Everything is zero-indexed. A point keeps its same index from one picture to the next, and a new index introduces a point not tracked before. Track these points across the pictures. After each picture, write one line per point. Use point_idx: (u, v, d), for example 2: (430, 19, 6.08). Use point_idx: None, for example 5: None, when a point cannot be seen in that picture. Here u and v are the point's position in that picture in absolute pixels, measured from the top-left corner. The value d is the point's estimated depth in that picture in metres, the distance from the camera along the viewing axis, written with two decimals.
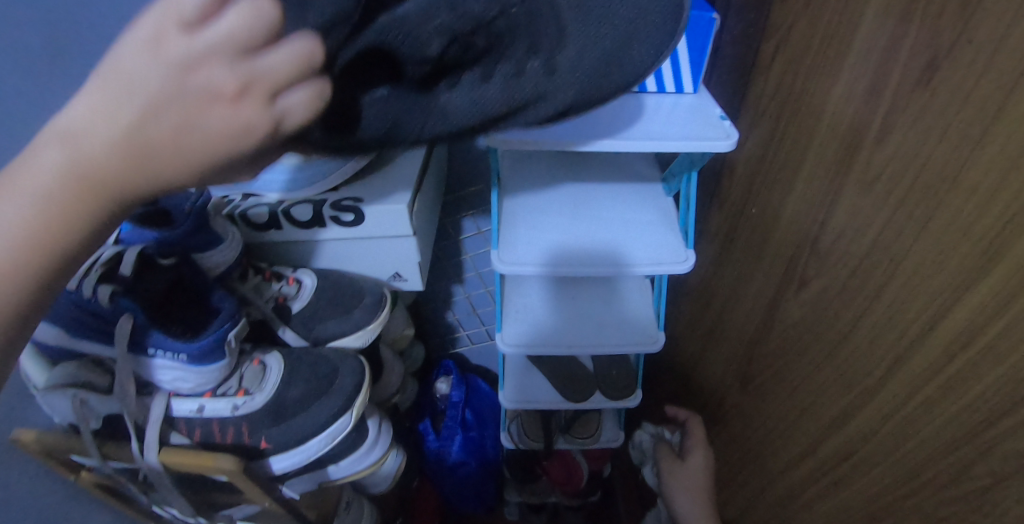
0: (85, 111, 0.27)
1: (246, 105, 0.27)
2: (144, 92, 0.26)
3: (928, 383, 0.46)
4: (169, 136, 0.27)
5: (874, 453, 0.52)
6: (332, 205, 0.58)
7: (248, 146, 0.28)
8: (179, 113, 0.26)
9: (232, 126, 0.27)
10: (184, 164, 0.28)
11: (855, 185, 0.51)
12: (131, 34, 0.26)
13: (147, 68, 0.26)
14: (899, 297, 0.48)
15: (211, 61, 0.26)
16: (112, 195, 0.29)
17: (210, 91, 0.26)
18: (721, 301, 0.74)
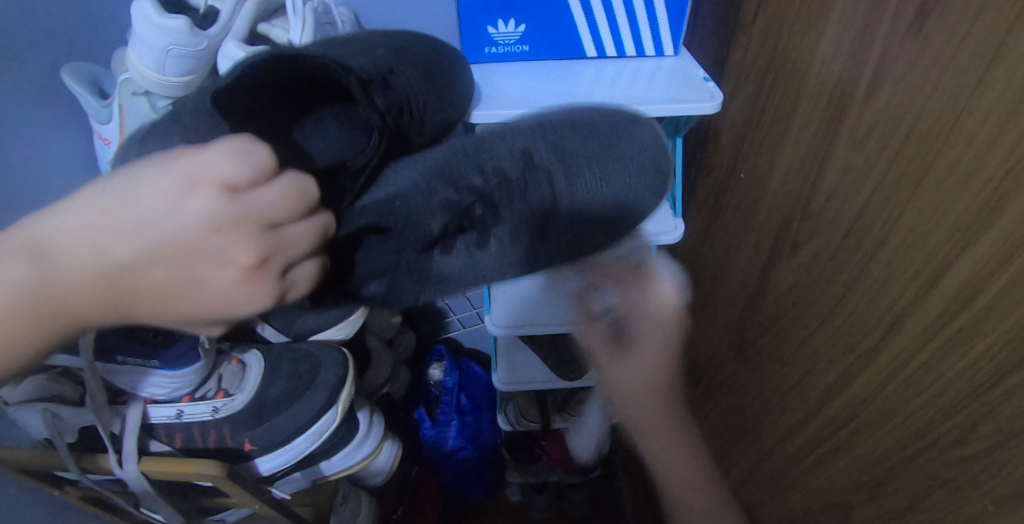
0: (91, 240, 0.34)
1: (247, 283, 0.35)
2: (155, 240, 0.34)
3: (927, 343, 0.45)
4: (166, 284, 0.35)
5: (875, 418, 0.51)
6: None
7: (241, 309, 0.36)
8: (181, 270, 0.35)
9: (226, 297, 0.36)
10: (170, 300, 0.36)
11: (846, 143, 0.49)
12: (166, 184, 0.33)
13: (169, 216, 0.33)
14: (896, 256, 0.47)
15: (236, 236, 0.34)
16: (75, 306, 0.35)
17: (222, 258, 0.34)
18: (711, 272, 0.72)
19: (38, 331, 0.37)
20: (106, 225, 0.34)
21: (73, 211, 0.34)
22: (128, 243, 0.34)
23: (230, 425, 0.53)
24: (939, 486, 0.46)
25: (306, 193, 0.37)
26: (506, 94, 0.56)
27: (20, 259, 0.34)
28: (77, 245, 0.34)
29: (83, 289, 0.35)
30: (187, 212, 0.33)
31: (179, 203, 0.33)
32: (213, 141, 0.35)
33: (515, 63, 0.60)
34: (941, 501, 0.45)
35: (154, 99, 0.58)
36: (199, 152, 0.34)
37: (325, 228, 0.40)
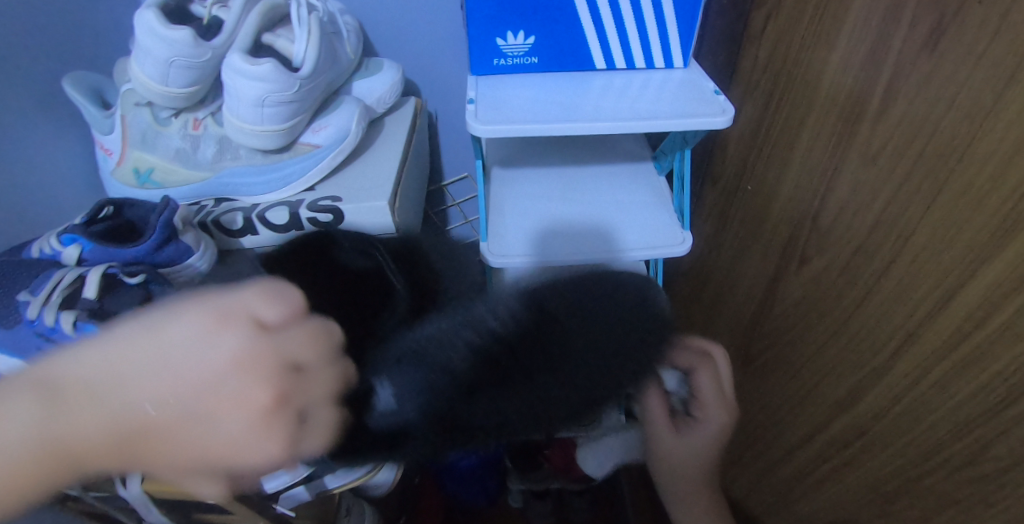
0: (103, 378, 0.30)
1: (262, 424, 0.29)
2: (177, 375, 0.29)
3: (939, 363, 0.45)
4: (172, 434, 0.29)
5: (884, 435, 0.50)
6: (309, 206, 0.56)
7: (250, 459, 0.29)
8: (193, 411, 0.29)
9: (230, 444, 0.29)
10: (173, 451, 0.29)
11: (856, 158, 0.49)
12: (198, 316, 0.31)
13: (198, 347, 0.30)
14: (907, 274, 0.46)
15: (262, 367, 0.30)
16: (73, 455, 0.29)
17: (241, 392, 0.29)
18: (714, 283, 0.71)
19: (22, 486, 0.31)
20: (126, 361, 0.30)
21: (95, 348, 0.31)
22: (143, 379, 0.30)
23: None
24: (951, 504, 0.46)
25: (332, 336, 0.34)
26: (516, 107, 0.54)
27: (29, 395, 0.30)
28: (93, 379, 0.30)
29: (76, 435, 0.29)
30: (214, 347, 0.30)
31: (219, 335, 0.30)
32: (247, 285, 0.33)
33: (522, 74, 0.58)
34: (953, 519, 0.46)
35: (156, 109, 0.58)
36: (233, 292, 0.32)
37: (348, 375, 0.33)
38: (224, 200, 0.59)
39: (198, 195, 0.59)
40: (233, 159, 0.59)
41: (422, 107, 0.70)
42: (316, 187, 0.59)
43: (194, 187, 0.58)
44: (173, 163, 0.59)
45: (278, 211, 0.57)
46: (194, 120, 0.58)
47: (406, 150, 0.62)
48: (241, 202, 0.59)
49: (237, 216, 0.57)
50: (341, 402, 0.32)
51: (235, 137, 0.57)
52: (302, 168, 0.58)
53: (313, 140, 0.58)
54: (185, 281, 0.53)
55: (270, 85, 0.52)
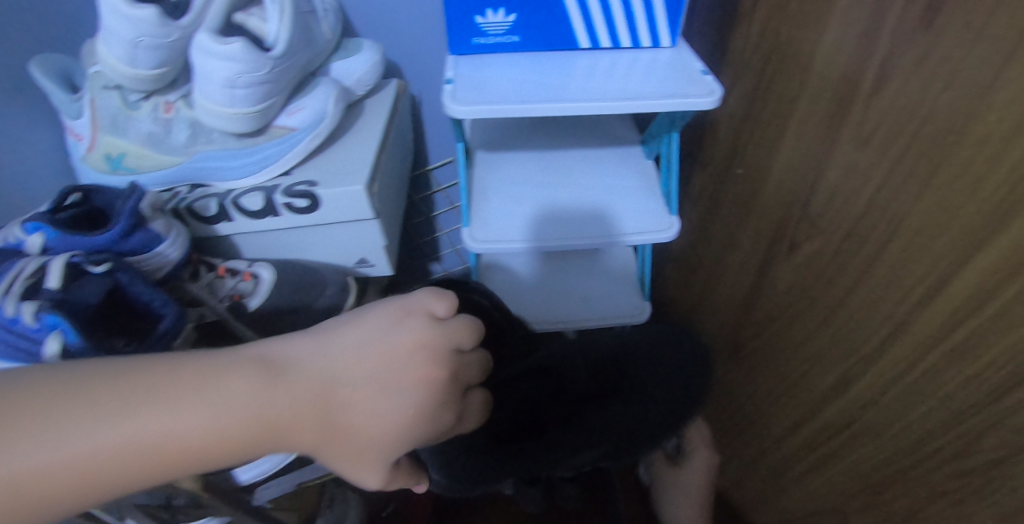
0: (301, 361, 0.33)
1: (432, 401, 0.34)
2: (365, 359, 0.33)
3: (929, 352, 0.44)
4: (335, 416, 0.33)
5: (871, 425, 0.49)
6: (285, 190, 0.54)
7: (420, 431, 0.34)
8: (370, 394, 0.33)
9: (397, 424, 0.33)
10: (344, 428, 0.33)
11: (847, 141, 0.47)
12: (383, 308, 0.35)
13: (381, 334, 0.34)
14: (898, 260, 0.45)
15: (436, 350, 0.35)
16: (295, 429, 0.32)
17: (416, 374, 0.34)
18: (704, 270, 0.70)
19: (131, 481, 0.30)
20: (319, 347, 0.34)
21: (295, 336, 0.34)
22: (353, 356, 0.33)
23: None
24: (939, 496, 0.45)
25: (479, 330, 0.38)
26: (497, 87, 0.52)
27: (257, 372, 0.32)
28: (300, 361, 0.33)
29: (243, 418, 0.31)
30: (397, 335, 0.34)
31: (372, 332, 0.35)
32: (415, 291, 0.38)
33: (504, 53, 0.56)
34: (940, 511, 0.45)
35: (125, 92, 0.56)
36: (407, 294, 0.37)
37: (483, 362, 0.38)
38: (198, 185, 0.56)
39: (171, 181, 0.56)
40: (206, 143, 0.56)
41: (405, 90, 0.67)
42: (293, 171, 0.56)
43: (167, 172, 0.56)
44: (145, 147, 0.56)
45: (253, 196, 0.55)
46: (164, 103, 0.56)
47: (387, 133, 0.60)
48: (215, 187, 0.56)
49: (210, 202, 0.55)
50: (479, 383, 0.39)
51: (206, 122, 0.54)
52: (277, 153, 0.55)
53: (288, 123, 0.56)
54: (156, 270, 0.51)
55: (240, 65, 0.50)
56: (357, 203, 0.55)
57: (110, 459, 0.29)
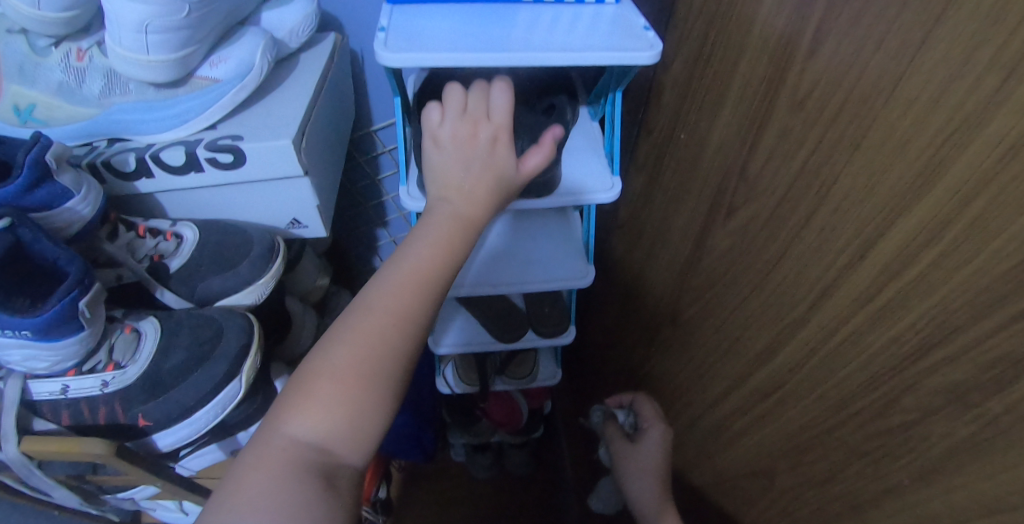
0: (434, 184, 0.44)
1: (485, 131, 0.45)
2: (449, 142, 0.44)
3: (854, 315, 0.43)
4: (472, 168, 0.44)
5: (801, 387, 0.49)
6: (207, 145, 0.51)
7: (506, 153, 0.45)
8: (471, 149, 0.44)
9: (492, 151, 0.44)
10: (479, 175, 0.43)
11: (784, 107, 0.47)
12: (432, 127, 0.45)
13: (445, 135, 0.45)
14: (827, 224, 0.45)
15: (479, 126, 0.45)
16: (467, 208, 0.43)
17: (471, 124, 0.45)
18: (650, 234, 0.69)
19: (416, 311, 0.39)
20: (434, 158, 0.45)
21: (432, 167, 0.45)
22: (437, 150, 0.45)
23: (122, 399, 0.46)
24: (856, 458, 0.45)
25: (491, 110, 0.45)
26: (432, 36, 0.49)
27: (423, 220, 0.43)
28: (433, 166, 0.45)
29: (427, 226, 0.42)
30: (443, 138, 0.45)
31: (464, 161, 0.44)
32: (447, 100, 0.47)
33: (441, 4, 0.54)
34: (859, 473, 0.44)
35: (33, 38, 0.51)
36: (435, 112, 0.45)
37: (500, 124, 0.45)
38: (116, 140, 0.52)
39: (87, 135, 0.52)
40: (122, 95, 0.52)
41: (343, 44, 0.63)
42: (218, 125, 0.52)
43: (80, 127, 0.51)
44: (56, 98, 0.51)
45: (175, 149, 0.51)
46: (77, 50, 0.51)
47: (321, 87, 0.57)
48: (134, 142, 0.52)
49: (128, 157, 0.51)
50: (508, 144, 0.45)
51: (119, 70, 0.50)
52: (201, 105, 0.51)
53: (212, 74, 0.52)
54: (65, 228, 0.47)
55: (152, 8, 0.45)
56: (284, 159, 0.52)
57: (396, 293, 0.38)
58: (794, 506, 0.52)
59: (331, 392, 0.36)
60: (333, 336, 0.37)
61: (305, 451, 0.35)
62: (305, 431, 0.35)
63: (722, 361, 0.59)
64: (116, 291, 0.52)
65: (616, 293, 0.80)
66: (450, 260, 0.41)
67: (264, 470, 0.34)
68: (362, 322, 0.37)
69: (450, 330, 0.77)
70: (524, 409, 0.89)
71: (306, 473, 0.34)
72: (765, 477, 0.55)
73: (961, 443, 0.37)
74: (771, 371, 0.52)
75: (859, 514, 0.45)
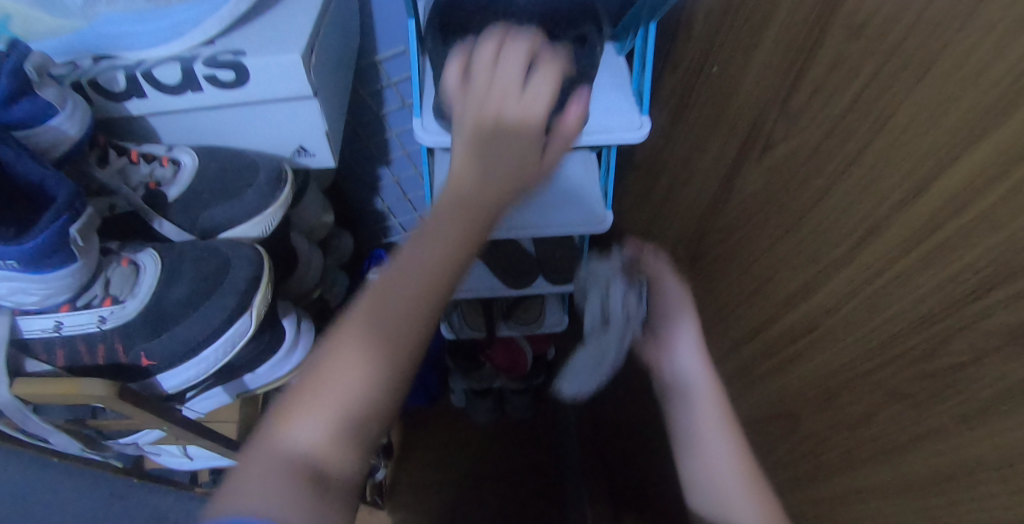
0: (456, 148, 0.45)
1: (510, 80, 0.45)
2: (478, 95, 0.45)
3: (905, 255, 0.41)
4: (489, 124, 0.43)
5: (836, 329, 0.48)
6: (205, 60, 0.46)
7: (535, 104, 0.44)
8: (492, 100, 0.44)
9: (519, 100, 0.44)
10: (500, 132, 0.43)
11: (838, 34, 0.44)
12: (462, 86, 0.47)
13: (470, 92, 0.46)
14: (881, 159, 0.42)
15: (509, 79, 0.45)
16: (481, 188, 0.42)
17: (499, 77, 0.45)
18: (676, 173, 0.68)
19: (423, 303, 0.39)
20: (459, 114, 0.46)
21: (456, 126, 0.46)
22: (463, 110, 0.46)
23: (122, 336, 0.43)
24: (897, 399, 0.43)
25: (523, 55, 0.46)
26: None
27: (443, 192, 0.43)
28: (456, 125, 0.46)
29: (446, 197, 0.42)
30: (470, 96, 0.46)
31: (477, 102, 0.44)
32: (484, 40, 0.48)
33: None
34: (897, 415, 0.43)
35: None
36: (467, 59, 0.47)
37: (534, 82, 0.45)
38: (102, 57, 0.46)
39: (70, 51, 0.46)
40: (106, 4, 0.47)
41: None
42: (215, 41, 0.47)
43: (64, 40, 0.46)
44: (34, 8, 0.45)
45: (169, 66, 0.46)
46: None
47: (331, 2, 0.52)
48: (123, 59, 0.47)
49: (118, 74, 0.46)
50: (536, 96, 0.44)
51: None
52: (195, 16, 0.46)
53: None
54: (51, 148, 0.43)
55: None
56: (288, 75, 0.47)
57: (406, 287, 0.39)
58: (819, 449, 0.51)
59: (334, 399, 0.37)
60: (341, 335, 0.38)
61: (306, 456, 0.36)
62: (304, 437, 0.36)
63: (747, 305, 0.58)
64: (111, 222, 0.48)
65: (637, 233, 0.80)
66: (463, 245, 0.41)
67: (264, 473, 0.35)
68: (370, 317, 0.38)
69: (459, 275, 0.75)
70: (529, 356, 0.88)
71: (304, 479, 0.35)
72: (788, 420, 0.55)
73: (1013, 388, 0.34)
74: (805, 315, 0.50)
75: (893, 457, 0.44)
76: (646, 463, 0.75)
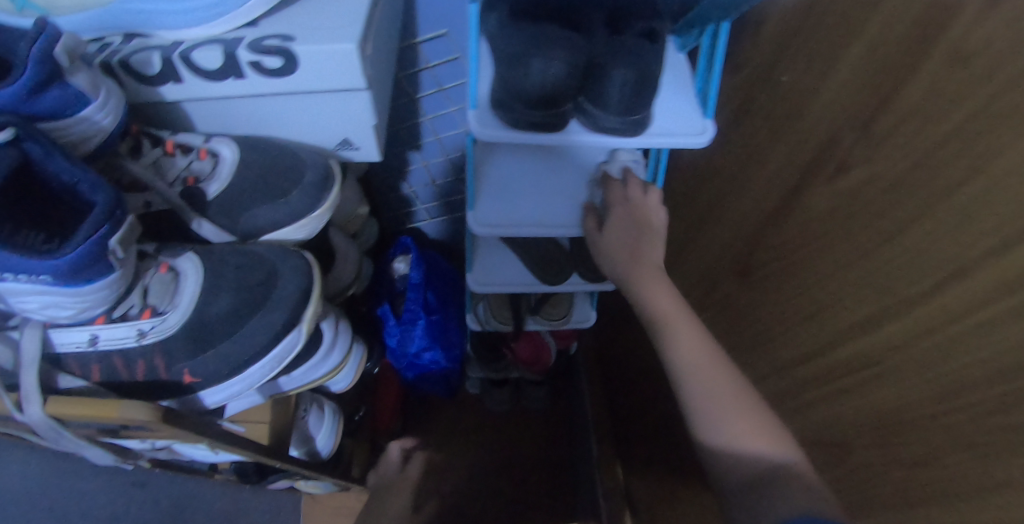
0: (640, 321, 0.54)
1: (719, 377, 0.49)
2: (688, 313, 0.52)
3: (983, 309, 0.38)
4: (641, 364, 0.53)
5: (904, 366, 0.46)
6: (250, 45, 0.42)
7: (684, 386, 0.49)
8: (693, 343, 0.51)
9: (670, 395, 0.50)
10: None
11: (936, 64, 0.39)
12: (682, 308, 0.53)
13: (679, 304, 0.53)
14: (967, 206, 0.39)
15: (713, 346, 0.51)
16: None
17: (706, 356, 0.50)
18: (731, 177, 0.65)
19: None
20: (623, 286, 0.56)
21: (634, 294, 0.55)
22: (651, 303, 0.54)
23: (161, 353, 0.44)
24: (963, 447, 0.41)
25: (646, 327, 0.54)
26: None
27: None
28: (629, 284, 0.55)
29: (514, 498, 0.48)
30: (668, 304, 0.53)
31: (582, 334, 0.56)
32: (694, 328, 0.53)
33: None
34: (961, 463, 0.41)
35: None
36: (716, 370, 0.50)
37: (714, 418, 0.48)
38: (134, 35, 0.43)
39: (99, 28, 0.42)
40: None
41: None
42: (260, 23, 0.43)
43: (91, 16, 0.42)
44: None
45: (209, 49, 0.42)
46: None
47: None
48: (157, 38, 0.43)
49: (153, 56, 0.42)
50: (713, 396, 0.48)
51: None
52: None
53: None
54: (81, 142, 0.41)
55: None
56: (345, 64, 0.43)
57: None
58: (868, 484, 0.51)
59: None
60: None
61: None
62: None
63: (804, 326, 0.56)
64: (148, 221, 0.48)
65: (682, 230, 0.78)
66: None
67: None
68: None
69: (494, 270, 0.72)
70: (553, 347, 0.86)
71: None
72: (835, 449, 0.54)
73: None
74: (871, 345, 0.49)
75: (950, 504, 0.43)
76: (667, 467, 0.74)
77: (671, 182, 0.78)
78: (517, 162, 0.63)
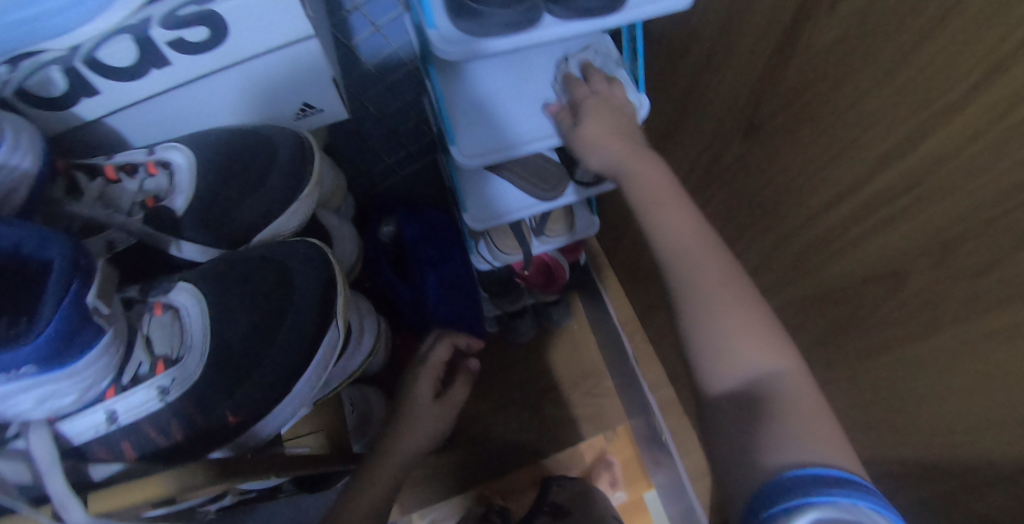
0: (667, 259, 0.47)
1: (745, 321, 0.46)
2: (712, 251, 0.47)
3: (1000, 122, 0.36)
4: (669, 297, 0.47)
5: (927, 198, 0.43)
6: (164, 20, 0.35)
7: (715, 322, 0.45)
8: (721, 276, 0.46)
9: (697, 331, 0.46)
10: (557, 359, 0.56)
11: None
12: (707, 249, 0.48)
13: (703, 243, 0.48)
14: (977, 14, 0.35)
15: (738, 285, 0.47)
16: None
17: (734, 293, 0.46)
18: (715, 36, 0.59)
19: None
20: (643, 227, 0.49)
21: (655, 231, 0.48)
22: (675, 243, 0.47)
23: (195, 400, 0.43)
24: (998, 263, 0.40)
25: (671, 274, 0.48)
26: None
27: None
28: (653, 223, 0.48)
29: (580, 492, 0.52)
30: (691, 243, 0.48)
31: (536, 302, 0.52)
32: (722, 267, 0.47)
33: None
34: (1001, 279, 0.40)
35: None
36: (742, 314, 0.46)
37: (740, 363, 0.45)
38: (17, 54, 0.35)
39: None
40: None
41: None
42: None
43: None
44: None
45: (117, 41, 0.36)
46: None
47: None
48: (47, 52, 0.35)
49: (51, 72, 0.36)
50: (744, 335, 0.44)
51: None
52: None
53: None
54: (8, 196, 0.38)
55: None
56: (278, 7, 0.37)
57: None
58: (914, 315, 0.50)
59: None
60: None
61: None
62: None
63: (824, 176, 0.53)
64: (123, 258, 0.46)
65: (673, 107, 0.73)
66: None
67: None
68: None
69: (489, 203, 0.67)
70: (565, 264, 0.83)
71: None
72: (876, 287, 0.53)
73: None
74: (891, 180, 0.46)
75: (997, 320, 0.42)
76: None
77: (653, 59, 0.72)
78: (487, 75, 0.56)
